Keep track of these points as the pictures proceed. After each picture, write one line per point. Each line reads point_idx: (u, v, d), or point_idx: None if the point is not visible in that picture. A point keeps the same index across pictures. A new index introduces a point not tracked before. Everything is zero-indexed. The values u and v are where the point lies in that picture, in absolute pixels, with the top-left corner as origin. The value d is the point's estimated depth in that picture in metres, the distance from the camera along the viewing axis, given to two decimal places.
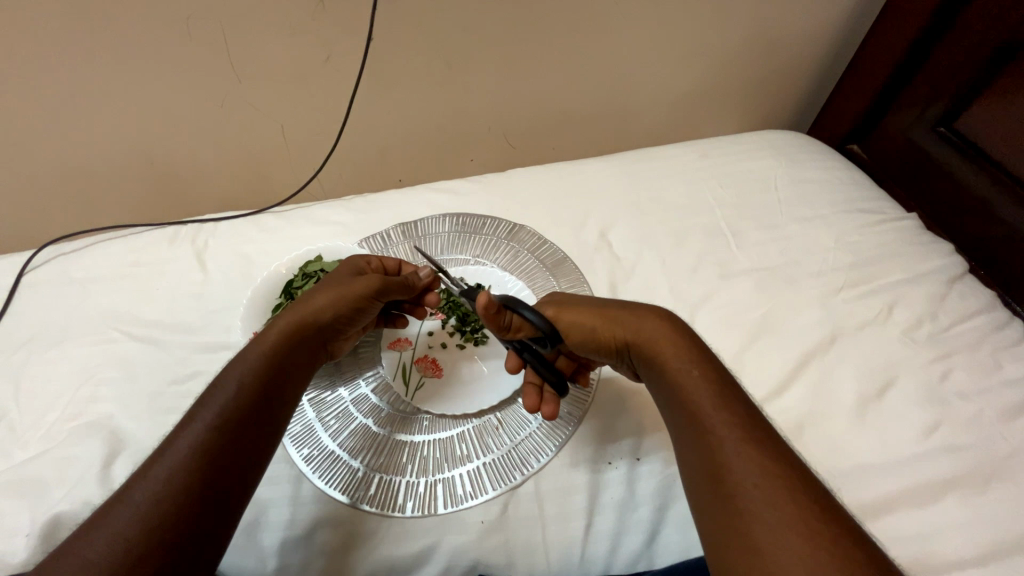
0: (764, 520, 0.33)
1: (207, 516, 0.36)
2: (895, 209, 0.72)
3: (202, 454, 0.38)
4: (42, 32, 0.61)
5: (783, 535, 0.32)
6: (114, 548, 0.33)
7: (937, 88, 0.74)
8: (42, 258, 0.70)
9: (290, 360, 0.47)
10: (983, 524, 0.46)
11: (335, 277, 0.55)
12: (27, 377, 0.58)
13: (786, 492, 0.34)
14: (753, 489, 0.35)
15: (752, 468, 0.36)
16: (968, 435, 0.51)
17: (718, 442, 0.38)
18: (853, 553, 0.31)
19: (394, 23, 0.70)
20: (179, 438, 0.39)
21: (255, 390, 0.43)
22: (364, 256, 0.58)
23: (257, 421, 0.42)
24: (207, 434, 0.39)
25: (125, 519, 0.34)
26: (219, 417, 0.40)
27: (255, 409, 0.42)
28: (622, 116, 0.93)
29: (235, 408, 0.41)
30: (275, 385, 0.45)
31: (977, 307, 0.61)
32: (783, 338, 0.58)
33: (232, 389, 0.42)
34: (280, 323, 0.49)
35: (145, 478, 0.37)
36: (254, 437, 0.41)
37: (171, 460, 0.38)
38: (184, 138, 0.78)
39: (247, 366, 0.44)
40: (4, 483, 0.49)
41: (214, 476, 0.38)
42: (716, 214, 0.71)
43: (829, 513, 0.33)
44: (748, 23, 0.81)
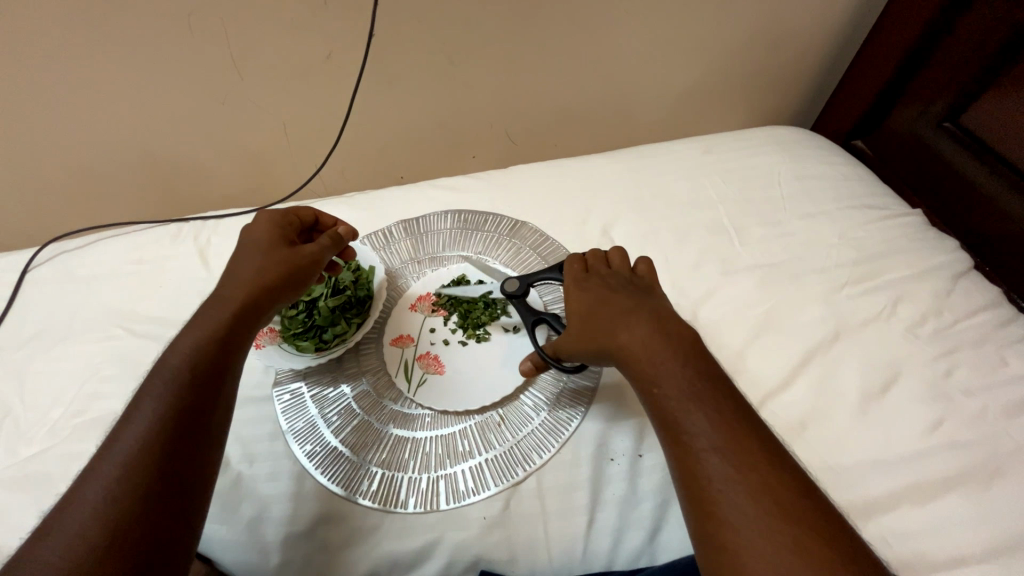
0: (738, 520, 0.34)
1: (168, 508, 0.37)
2: (899, 206, 0.71)
3: (148, 448, 0.38)
4: (44, 30, 0.61)
5: (753, 542, 0.33)
6: (75, 551, 0.34)
7: (942, 83, 0.73)
8: (45, 256, 0.70)
9: (233, 335, 0.46)
10: (986, 521, 0.45)
11: (266, 241, 0.53)
12: (32, 372, 0.58)
13: (755, 496, 0.35)
14: (722, 494, 0.35)
15: (721, 473, 0.36)
16: (972, 432, 0.51)
17: (689, 444, 0.38)
18: (820, 555, 0.32)
19: (396, 19, 0.69)
20: (122, 435, 0.39)
21: (198, 375, 0.42)
22: (283, 216, 0.56)
23: (204, 404, 0.42)
24: (152, 428, 0.39)
25: (82, 520, 0.35)
26: (164, 407, 0.40)
27: (199, 392, 0.42)
28: (623, 112, 0.93)
29: (177, 396, 0.41)
30: (213, 367, 0.43)
31: (981, 303, 0.61)
32: (786, 335, 0.58)
33: (171, 377, 0.42)
34: (219, 300, 0.48)
35: (94, 479, 0.37)
36: (203, 420, 0.41)
37: (117, 459, 0.38)
38: (185, 137, 0.78)
39: (185, 351, 0.43)
40: (8, 478, 0.50)
41: (167, 468, 0.38)
42: (719, 210, 0.71)
43: (801, 513, 0.34)
44: (753, 18, 0.81)
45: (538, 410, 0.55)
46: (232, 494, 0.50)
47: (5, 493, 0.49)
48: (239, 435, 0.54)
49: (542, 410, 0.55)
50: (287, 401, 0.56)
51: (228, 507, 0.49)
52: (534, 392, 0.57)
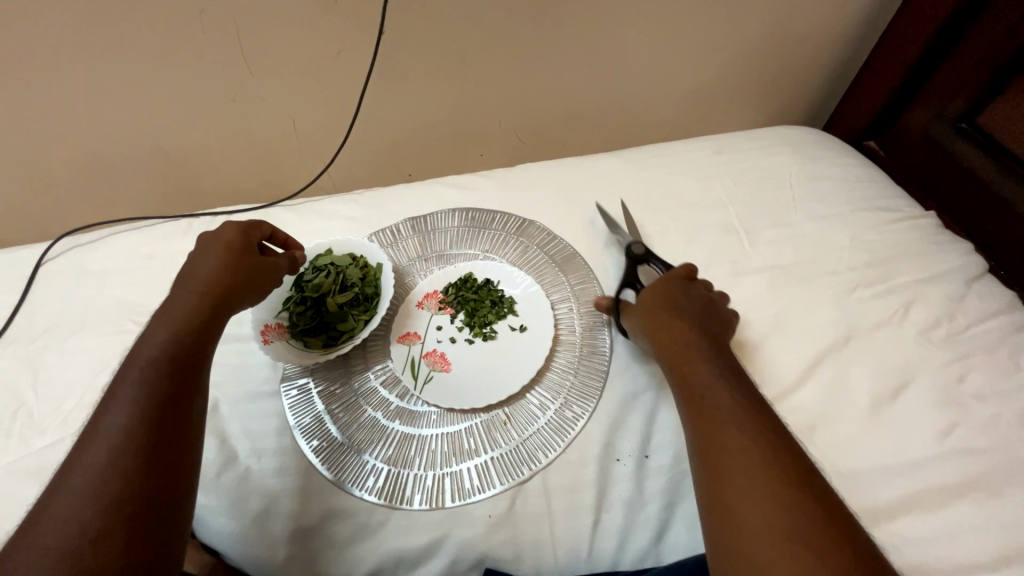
0: (746, 499, 0.36)
1: (153, 494, 0.37)
2: (912, 208, 0.70)
3: (125, 438, 0.38)
4: (58, 27, 0.61)
5: (758, 503, 0.36)
6: (64, 541, 0.34)
7: (959, 83, 0.72)
8: (59, 250, 0.71)
9: (200, 332, 0.46)
10: (998, 528, 0.45)
11: (226, 247, 0.52)
12: (44, 365, 0.59)
13: (766, 476, 0.37)
14: (732, 460, 0.39)
15: (734, 442, 0.39)
16: (985, 438, 0.50)
17: (708, 418, 0.42)
18: (817, 517, 0.35)
19: (406, 16, 0.69)
20: (99, 429, 0.39)
21: (170, 367, 0.43)
22: (255, 222, 0.56)
23: (178, 395, 0.42)
24: (128, 419, 0.39)
25: (68, 512, 0.35)
26: (138, 400, 0.40)
27: (172, 383, 0.42)
28: (633, 111, 0.92)
29: (149, 387, 0.41)
30: (188, 358, 0.44)
31: (995, 307, 0.60)
32: (796, 337, 0.57)
33: (143, 369, 0.42)
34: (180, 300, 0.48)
35: (76, 473, 0.37)
36: (179, 410, 0.42)
37: (97, 451, 0.38)
38: (196, 133, 0.79)
39: (156, 344, 0.44)
40: (21, 469, 0.50)
41: (149, 457, 0.38)
42: (728, 211, 0.70)
43: (803, 482, 0.37)
44: (765, 16, 0.80)
45: (544, 409, 0.55)
46: (240, 488, 0.50)
47: (18, 484, 0.49)
48: (247, 429, 0.54)
49: (548, 409, 0.55)
50: (294, 397, 0.56)
51: (236, 501, 0.50)
52: (540, 391, 0.57)
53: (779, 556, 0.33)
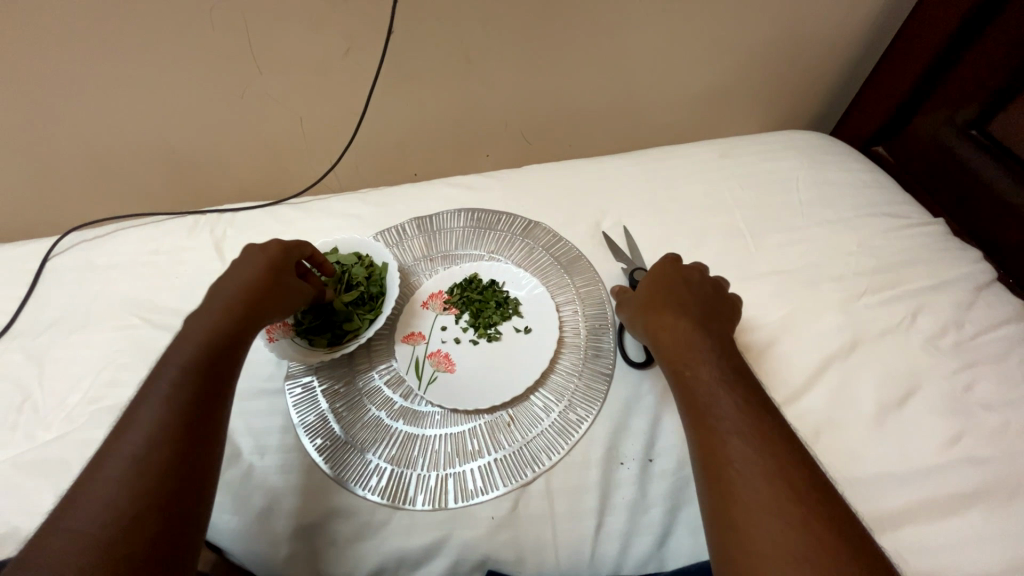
0: (751, 503, 0.36)
1: (183, 490, 0.38)
2: (920, 214, 0.70)
3: (161, 433, 0.40)
4: (70, 23, 0.62)
5: (761, 519, 0.36)
6: (95, 528, 0.35)
7: (969, 90, 0.72)
8: (66, 244, 0.71)
9: (232, 339, 0.48)
10: (1005, 538, 0.45)
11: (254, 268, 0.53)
12: (50, 359, 0.59)
13: (771, 480, 0.37)
14: (736, 475, 0.38)
15: (740, 456, 0.39)
16: (993, 447, 0.49)
17: (712, 429, 0.41)
18: (823, 534, 0.34)
19: (414, 16, 0.69)
20: (134, 422, 0.40)
21: (204, 366, 0.44)
22: (298, 242, 0.57)
23: (212, 396, 0.44)
24: (164, 415, 0.41)
25: (103, 499, 0.36)
26: (175, 397, 0.42)
27: (206, 383, 0.44)
28: (640, 113, 0.92)
29: (186, 386, 0.43)
30: (219, 360, 0.45)
31: (1004, 316, 0.59)
32: (802, 343, 0.57)
33: (180, 368, 0.43)
34: (213, 307, 0.49)
35: (110, 463, 0.38)
36: (212, 410, 0.43)
37: (132, 443, 0.39)
38: (205, 130, 0.79)
39: (193, 345, 0.45)
40: (26, 463, 0.50)
41: (182, 452, 0.40)
42: (735, 215, 0.70)
43: (811, 499, 0.36)
44: (774, 20, 0.80)
45: (547, 412, 0.55)
46: (243, 485, 0.50)
47: (23, 477, 0.49)
48: (251, 427, 0.54)
49: (552, 412, 0.55)
50: (298, 395, 0.56)
51: (238, 498, 0.50)
52: (544, 393, 0.57)
53: (785, 560, 0.33)
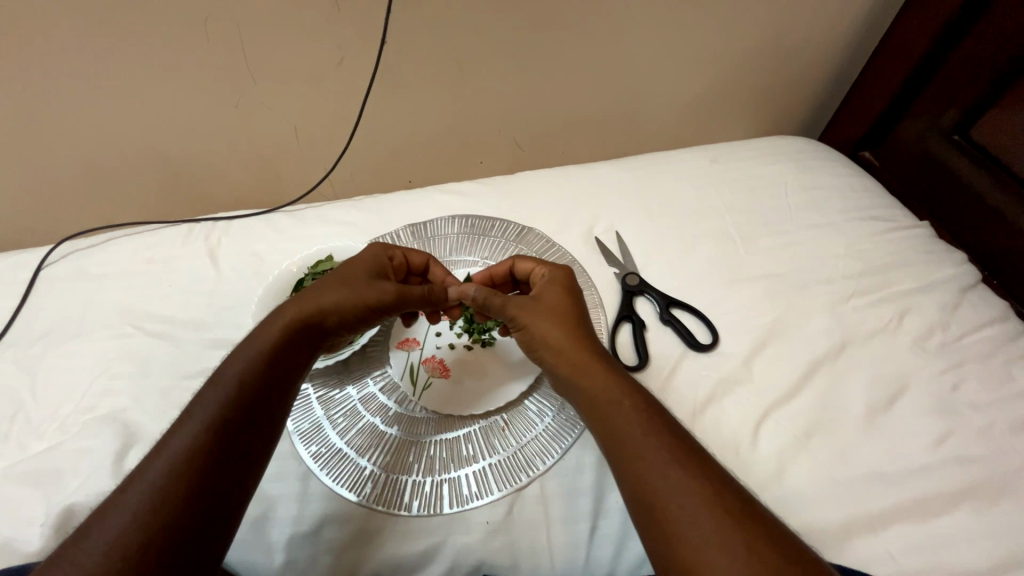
0: (687, 534, 0.34)
1: (207, 521, 0.37)
2: (906, 218, 0.71)
3: (204, 450, 0.39)
4: (64, 33, 0.62)
5: (710, 556, 0.33)
6: (119, 547, 0.33)
7: (951, 96, 0.73)
8: (59, 253, 0.71)
9: (298, 347, 0.48)
10: (992, 536, 0.45)
11: (353, 273, 0.54)
12: (43, 369, 0.59)
13: (699, 501, 0.35)
14: (678, 510, 0.35)
15: (675, 488, 0.36)
16: (980, 447, 0.50)
17: (636, 458, 0.39)
18: (774, 562, 0.32)
19: (407, 26, 0.70)
20: (180, 430, 0.39)
21: (252, 385, 0.43)
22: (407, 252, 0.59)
23: (257, 417, 0.42)
24: (209, 432, 0.39)
25: (130, 513, 0.35)
26: (219, 414, 0.40)
27: (248, 409, 0.42)
28: (631, 120, 0.93)
29: (232, 405, 0.41)
30: (267, 384, 0.44)
31: (988, 317, 0.60)
32: (793, 345, 0.58)
33: (233, 383, 0.43)
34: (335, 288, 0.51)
35: (144, 475, 0.37)
36: (253, 435, 0.42)
37: (171, 457, 0.38)
38: (199, 138, 0.79)
39: (248, 356, 0.44)
40: (18, 473, 0.50)
41: (213, 478, 0.38)
42: (725, 220, 0.71)
43: (747, 519, 0.34)
44: (761, 28, 0.81)
45: (541, 416, 0.56)
46: None
47: (16, 487, 0.49)
48: None
49: (546, 416, 0.56)
50: (293, 402, 0.56)
51: None
52: (538, 397, 0.57)
53: None
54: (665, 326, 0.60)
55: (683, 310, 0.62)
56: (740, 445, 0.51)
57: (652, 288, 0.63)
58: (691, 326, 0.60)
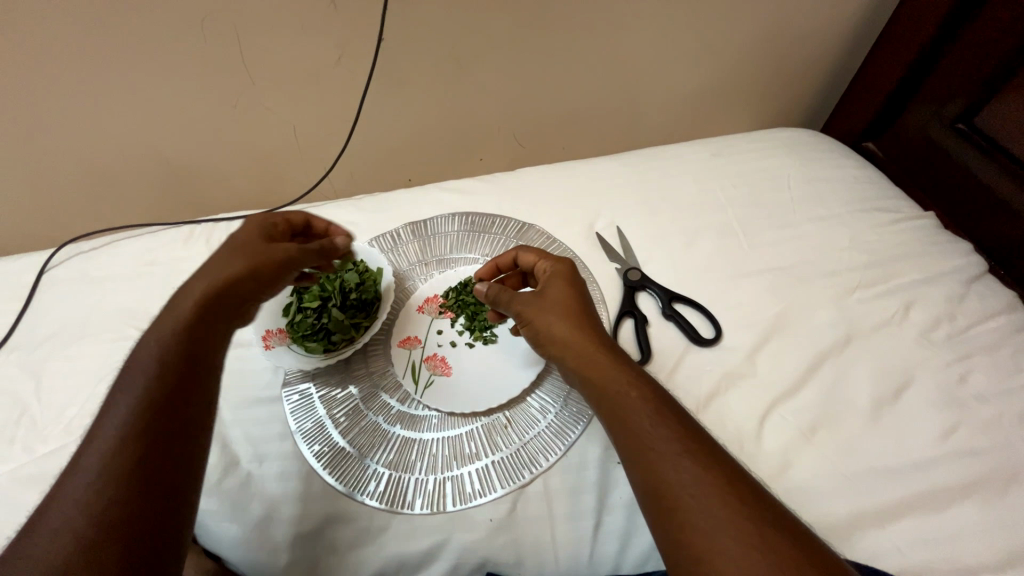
0: (704, 530, 0.33)
1: (154, 505, 0.35)
2: (911, 208, 0.70)
3: (132, 441, 0.37)
4: (62, 38, 0.62)
5: (730, 551, 0.32)
6: (63, 544, 0.32)
7: (954, 85, 0.72)
8: (62, 256, 0.71)
9: (219, 316, 0.46)
10: (1002, 529, 0.45)
11: (242, 240, 0.52)
12: (47, 372, 0.59)
13: (718, 496, 0.34)
14: (691, 501, 0.34)
15: (691, 480, 0.35)
16: (988, 438, 0.50)
17: (651, 452, 0.38)
18: (791, 556, 0.31)
19: (404, 24, 0.70)
20: (102, 428, 0.38)
21: (173, 370, 0.41)
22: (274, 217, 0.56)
23: (185, 399, 0.41)
24: (131, 424, 0.37)
25: (69, 512, 0.33)
26: (136, 404, 0.39)
27: (177, 385, 0.41)
28: (631, 114, 0.92)
29: (158, 386, 0.40)
30: (195, 356, 0.43)
31: (996, 307, 0.60)
32: (797, 338, 0.57)
33: (145, 372, 0.40)
34: (237, 256, 0.49)
35: (74, 478, 0.35)
36: (181, 414, 0.40)
37: (96, 454, 0.36)
38: (198, 139, 0.79)
39: (160, 341, 0.42)
40: (25, 476, 0.50)
41: (147, 464, 0.36)
42: (727, 213, 0.70)
43: (767, 515, 0.33)
44: (762, 20, 0.80)
45: (544, 413, 0.55)
46: (242, 493, 0.50)
47: (22, 490, 0.50)
48: (249, 434, 0.54)
49: (548, 413, 0.55)
50: (296, 402, 0.56)
51: (237, 507, 0.50)
52: (541, 394, 0.57)
53: None
54: (668, 320, 0.60)
55: (686, 304, 0.61)
56: (745, 440, 0.51)
57: (654, 282, 0.62)
58: (693, 321, 0.60)
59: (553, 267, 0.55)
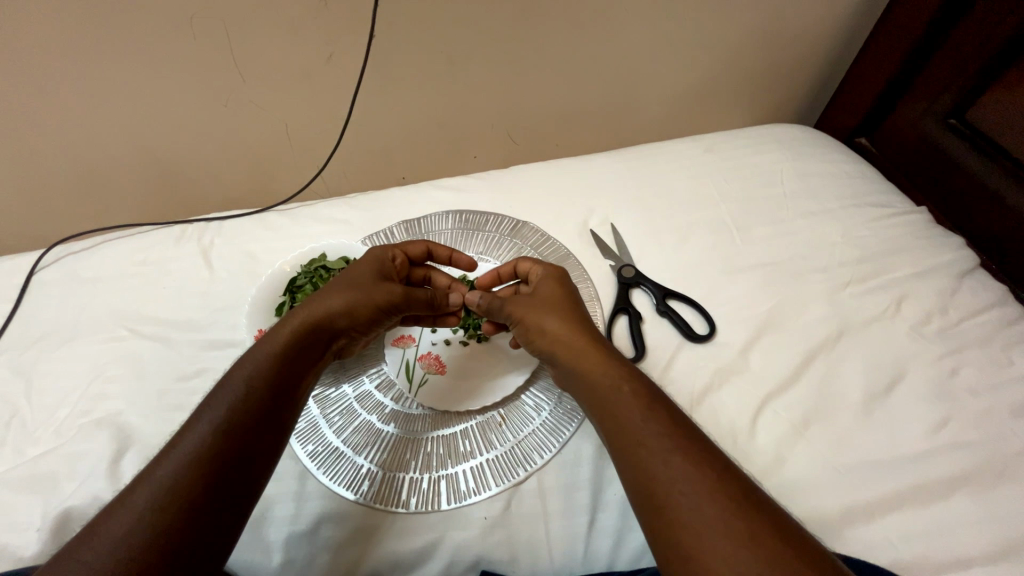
0: (693, 526, 0.33)
1: (213, 525, 0.35)
2: (904, 203, 0.71)
3: (204, 463, 0.37)
4: (47, 34, 0.61)
5: (718, 547, 0.32)
6: (122, 549, 0.32)
7: (947, 80, 0.72)
8: (52, 257, 0.71)
9: (313, 347, 0.48)
10: (993, 522, 0.45)
11: (355, 275, 0.54)
12: (37, 373, 0.59)
13: (708, 493, 0.34)
14: (681, 498, 0.34)
15: (681, 477, 0.35)
16: (979, 432, 0.50)
17: (641, 449, 0.38)
18: (780, 552, 0.31)
19: (396, 21, 0.69)
20: (188, 434, 0.38)
21: (263, 393, 0.42)
22: (391, 254, 0.58)
23: (269, 426, 0.41)
24: (209, 446, 0.38)
25: (136, 516, 0.34)
26: (224, 419, 0.39)
27: (261, 414, 0.41)
28: (625, 111, 0.92)
29: (241, 412, 0.40)
30: (282, 390, 0.43)
31: (987, 301, 0.60)
32: (790, 333, 0.58)
33: (237, 390, 0.41)
34: (344, 290, 0.51)
35: (150, 478, 0.36)
36: (263, 440, 0.40)
37: (174, 462, 0.37)
38: (189, 138, 0.79)
39: (259, 362, 0.44)
40: (15, 478, 0.50)
41: (217, 483, 0.37)
42: (720, 209, 0.70)
43: (757, 512, 0.33)
44: (755, 15, 0.80)
45: (538, 411, 0.55)
46: None
47: (12, 492, 0.49)
48: None
49: (543, 411, 0.55)
50: None
51: None
52: (535, 392, 0.57)
53: None
54: (661, 317, 0.60)
55: (679, 301, 0.61)
56: (738, 436, 0.51)
57: (651, 278, 0.62)
58: (687, 317, 0.60)
59: (546, 269, 0.55)
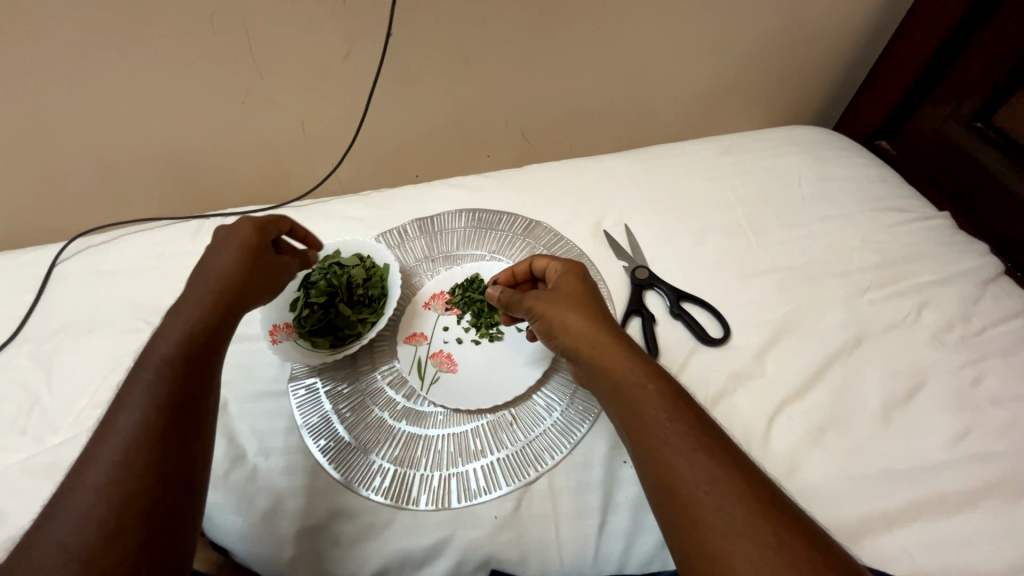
0: (719, 527, 0.33)
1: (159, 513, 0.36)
2: (925, 208, 0.69)
3: (140, 441, 0.38)
4: (72, 30, 0.62)
5: (744, 548, 0.31)
6: (83, 530, 0.34)
7: (972, 82, 0.71)
8: (73, 249, 0.72)
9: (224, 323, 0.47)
10: (1014, 535, 0.44)
11: (230, 247, 0.51)
12: (57, 364, 0.60)
13: (733, 495, 0.34)
14: (705, 498, 0.34)
15: (705, 477, 0.35)
16: (1001, 443, 0.49)
17: (664, 446, 0.37)
18: (806, 556, 0.31)
19: (414, 18, 0.70)
20: (120, 417, 0.39)
21: (179, 374, 0.42)
22: (270, 219, 0.55)
23: (195, 397, 0.42)
24: (139, 424, 0.39)
25: (87, 500, 0.35)
26: (148, 397, 0.40)
27: (183, 386, 0.41)
28: (641, 111, 0.92)
29: (166, 388, 0.41)
30: (199, 361, 0.43)
31: (1011, 309, 0.58)
32: (806, 339, 0.57)
33: (154, 366, 0.41)
34: (227, 267, 0.49)
35: (92, 465, 0.37)
36: (189, 420, 0.40)
37: (112, 445, 0.38)
38: (208, 133, 0.79)
39: (171, 343, 0.43)
40: (34, 466, 0.51)
41: (163, 458, 0.38)
42: (737, 212, 0.69)
43: (782, 516, 0.33)
44: (776, 15, 0.79)
45: (550, 411, 0.55)
46: (247, 487, 0.50)
47: (32, 480, 0.50)
48: (255, 429, 0.54)
49: (554, 411, 0.55)
50: (302, 397, 0.56)
51: (243, 500, 0.50)
52: (547, 392, 0.57)
53: None
54: (675, 319, 0.60)
55: (693, 303, 0.61)
56: (753, 441, 0.50)
57: (665, 280, 0.62)
58: (701, 320, 0.60)
59: (569, 265, 0.55)
